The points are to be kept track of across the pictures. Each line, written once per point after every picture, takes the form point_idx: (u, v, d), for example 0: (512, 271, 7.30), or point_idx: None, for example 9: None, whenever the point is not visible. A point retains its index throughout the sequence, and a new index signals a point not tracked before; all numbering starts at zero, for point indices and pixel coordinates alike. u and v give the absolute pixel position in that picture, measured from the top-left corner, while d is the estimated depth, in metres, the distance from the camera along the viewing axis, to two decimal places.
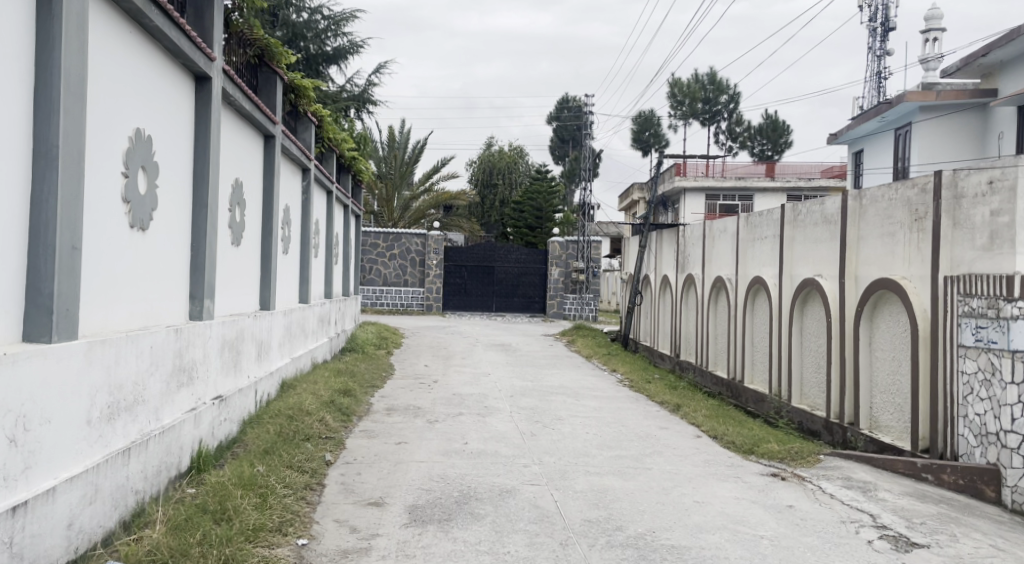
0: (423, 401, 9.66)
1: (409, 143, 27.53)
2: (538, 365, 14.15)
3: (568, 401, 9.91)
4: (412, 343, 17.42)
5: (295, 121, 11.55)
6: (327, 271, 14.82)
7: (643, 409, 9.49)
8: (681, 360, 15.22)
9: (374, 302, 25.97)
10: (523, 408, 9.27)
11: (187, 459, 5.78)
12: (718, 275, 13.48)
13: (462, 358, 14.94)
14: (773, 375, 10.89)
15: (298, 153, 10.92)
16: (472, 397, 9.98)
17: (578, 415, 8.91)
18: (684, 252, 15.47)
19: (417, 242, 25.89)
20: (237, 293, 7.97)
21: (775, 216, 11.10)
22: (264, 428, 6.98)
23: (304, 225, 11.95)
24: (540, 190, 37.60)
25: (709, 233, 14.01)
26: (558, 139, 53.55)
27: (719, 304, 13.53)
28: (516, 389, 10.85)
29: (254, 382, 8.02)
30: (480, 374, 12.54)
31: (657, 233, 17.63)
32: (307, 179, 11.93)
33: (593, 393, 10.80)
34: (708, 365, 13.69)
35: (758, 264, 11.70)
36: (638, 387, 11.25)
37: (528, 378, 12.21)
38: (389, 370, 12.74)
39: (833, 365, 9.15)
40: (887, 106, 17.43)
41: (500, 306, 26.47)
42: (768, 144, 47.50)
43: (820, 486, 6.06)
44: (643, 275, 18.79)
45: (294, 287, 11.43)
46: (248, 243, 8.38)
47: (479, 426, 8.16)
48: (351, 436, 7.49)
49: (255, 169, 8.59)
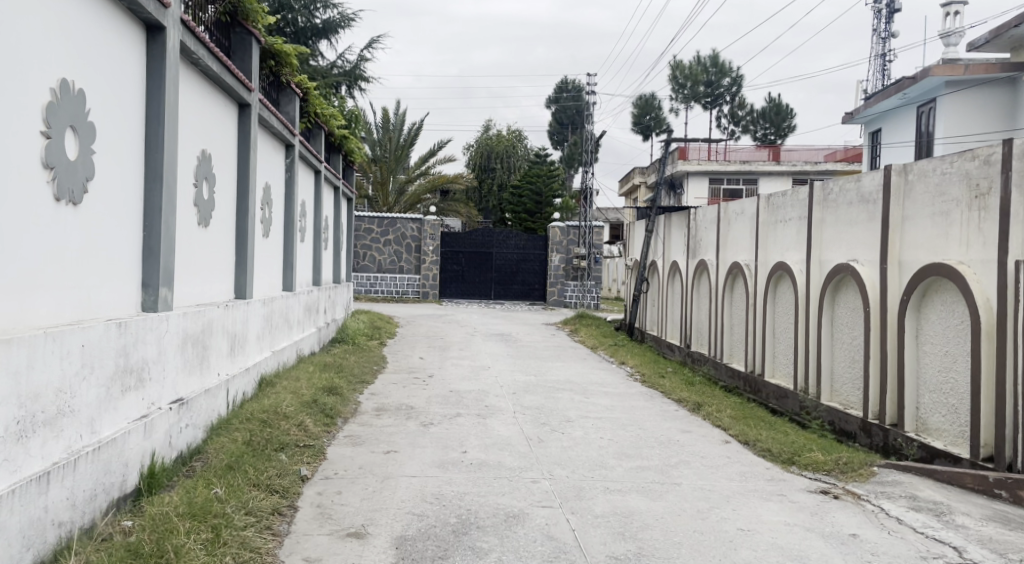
0: (417, 400, 8.72)
1: (404, 124, 26.52)
2: (541, 357, 13.22)
3: (577, 400, 8.98)
4: (406, 333, 16.47)
5: (278, 93, 10.62)
6: (315, 256, 13.86)
7: (660, 408, 8.57)
8: (692, 351, 14.33)
9: (368, 290, 25.01)
10: (528, 408, 8.34)
11: (133, 478, 4.87)
12: (733, 261, 12.57)
13: (460, 349, 13.98)
14: (800, 369, 9.98)
15: (280, 127, 9.96)
16: (471, 395, 9.04)
17: (589, 416, 7.98)
18: (696, 236, 14.56)
19: (413, 227, 24.84)
20: (205, 279, 7.04)
21: (802, 197, 10.16)
22: (232, 436, 6.05)
23: (288, 206, 11.02)
24: (540, 174, 36.61)
25: (724, 215, 13.09)
26: (557, 123, 52.52)
27: (736, 292, 12.60)
28: (519, 385, 9.93)
29: (224, 381, 7.08)
30: (479, 367, 11.60)
31: (665, 216, 16.69)
32: (291, 155, 10.99)
33: (603, 389, 9.90)
34: (723, 358, 12.76)
35: (781, 249, 10.77)
36: (651, 383, 10.31)
37: (532, 372, 11.28)
38: (381, 363, 11.81)
39: (871, 359, 8.24)
40: (909, 83, 16.45)
41: (499, 294, 25.65)
42: (771, 128, 46.50)
43: (882, 506, 5.16)
44: (649, 261, 17.88)
45: (276, 274, 10.48)
46: (218, 223, 7.44)
47: (479, 430, 7.23)
48: (333, 443, 6.55)
49: (227, 142, 7.64)
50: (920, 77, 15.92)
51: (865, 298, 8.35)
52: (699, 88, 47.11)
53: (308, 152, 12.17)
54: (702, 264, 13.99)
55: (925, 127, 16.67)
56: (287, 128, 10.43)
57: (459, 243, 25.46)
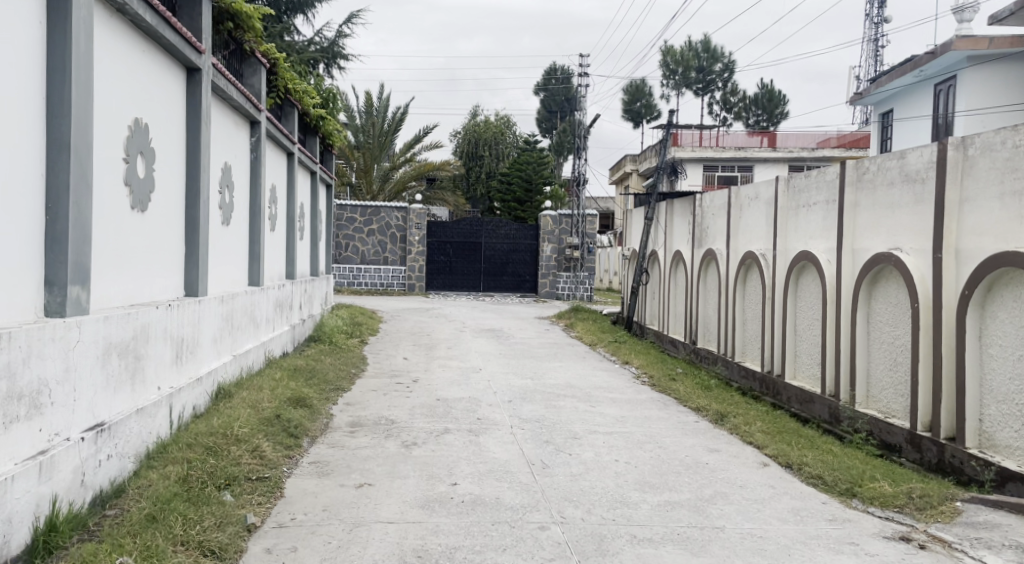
0: (399, 412, 7.61)
1: (388, 108, 25.31)
2: (537, 356, 12.10)
3: (582, 410, 7.89)
4: (390, 330, 15.32)
5: (241, 63, 9.69)
6: (288, 245, 12.71)
7: (678, 419, 7.46)
8: (698, 348, 13.26)
9: (351, 282, 23.80)
10: (527, 422, 7.23)
11: (18, 538, 3.77)
12: (746, 251, 11.47)
13: (448, 348, 12.86)
14: (829, 371, 8.87)
15: (241, 100, 8.88)
16: (460, 406, 7.92)
17: (598, 432, 6.88)
18: (703, 223, 13.49)
19: (398, 217, 23.69)
20: (138, 273, 5.95)
21: (830, 177, 9.05)
22: (165, 470, 4.87)
23: (253, 190, 9.94)
24: (529, 161, 35.45)
25: (735, 200, 11.99)
26: (545, 110, 51.35)
27: (749, 285, 11.49)
28: (515, 392, 8.82)
29: (166, 395, 5.96)
30: (470, 370, 10.49)
31: (667, 203, 15.59)
32: (256, 133, 9.90)
33: (608, 395, 8.80)
34: (735, 356, 11.66)
35: (805, 237, 9.67)
36: (662, 386, 9.22)
37: (528, 375, 10.17)
38: (360, 365, 10.67)
39: (920, 362, 7.14)
40: (928, 58, 15.38)
41: (488, 285, 24.51)
42: (765, 114, 45.44)
43: (983, 560, 4.09)
44: (649, 252, 16.81)
45: (240, 267, 9.32)
46: (157, 205, 6.37)
47: (471, 452, 6.12)
48: (294, 474, 5.41)
49: (168, 110, 6.58)
50: (941, 51, 14.84)
51: (912, 293, 7.27)
52: (691, 73, 45.82)
53: (278, 130, 11.08)
54: (710, 254, 12.87)
55: (943, 106, 15.66)
56: (250, 102, 9.36)
57: (445, 233, 24.22)
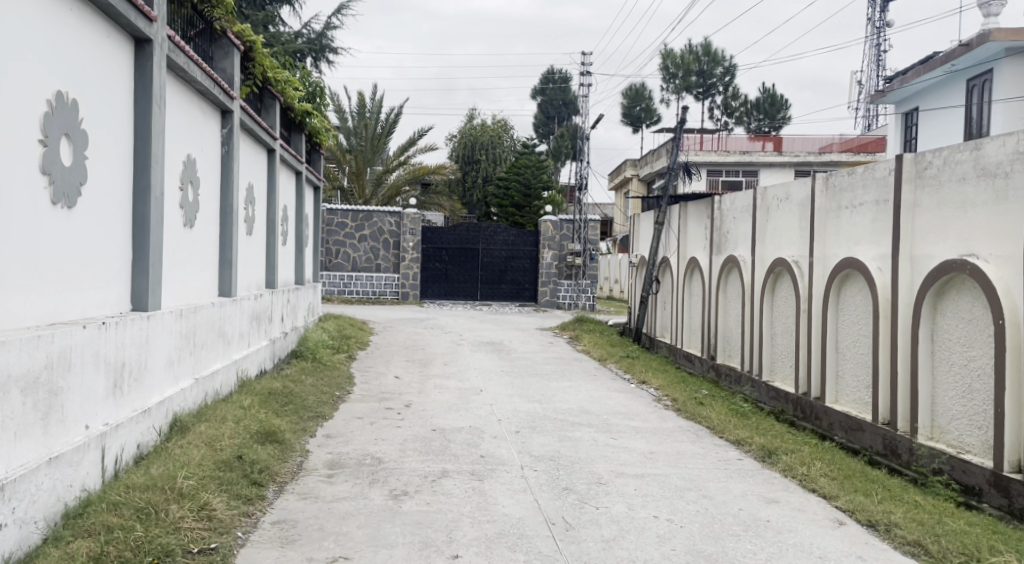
0: (388, 448, 6.45)
1: (381, 109, 24.23)
2: (542, 374, 10.95)
3: (602, 443, 6.74)
4: (381, 343, 14.14)
5: (210, 44, 8.58)
6: (269, 251, 11.58)
7: (717, 457, 6.32)
8: (717, 364, 12.10)
9: (342, 290, 22.60)
10: (540, 461, 6.10)
11: None
12: (774, 258, 10.32)
13: (445, 364, 11.71)
14: (879, 396, 7.68)
15: (208, 83, 7.75)
16: (460, 440, 6.77)
17: (626, 475, 5.75)
18: (722, 228, 12.34)
19: (391, 222, 22.57)
20: (57, 285, 4.84)
21: (880, 174, 7.91)
22: (72, 546, 3.78)
23: (224, 187, 8.82)
24: (528, 165, 34.39)
25: (760, 201, 10.83)
26: (542, 114, 50.19)
27: (778, 296, 10.32)
28: (522, 420, 7.67)
29: (96, 436, 4.86)
30: (470, 391, 9.34)
31: (680, 206, 14.46)
32: (228, 124, 8.79)
33: (629, 423, 7.65)
34: (762, 375, 10.49)
35: (846, 242, 8.54)
36: (689, 413, 8.06)
37: (535, 398, 9.01)
38: (346, 386, 9.51)
39: (1007, 392, 6.01)
40: (959, 52, 14.35)
41: (485, 294, 23.35)
42: (766, 119, 44.33)
43: None
44: (659, 259, 15.68)
45: (207, 275, 8.15)
46: (90, 199, 5.25)
47: (475, 505, 4.98)
48: (251, 542, 4.29)
49: (106, 86, 5.48)
50: (977, 43, 13.72)
51: (995, 309, 6.16)
52: (691, 77, 44.50)
53: (255, 122, 9.98)
54: (731, 261, 11.71)
55: (976, 103, 14.57)
56: (220, 88, 8.26)
57: (441, 239, 23.09)
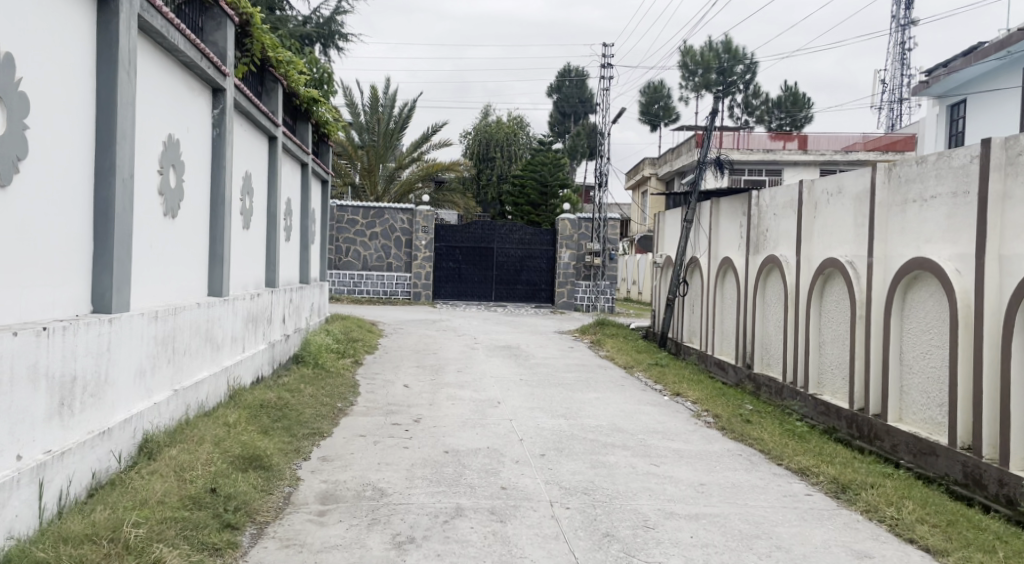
0: (393, 477, 5.50)
1: (394, 104, 23.33)
2: (566, 384, 9.99)
3: (642, 472, 5.76)
4: (390, 346, 13.21)
5: (199, 14, 7.66)
6: (269, 247, 10.67)
7: (780, 491, 5.34)
8: (754, 373, 11.09)
9: (351, 289, 21.68)
10: (572, 495, 5.14)
11: None
12: (824, 257, 9.31)
13: (458, 371, 10.76)
14: (956, 418, 6.68)
15: (194, 54, 6.82)
16: (477, 466, 5.82)
17: (677, 516, 4.78)
18: (761, 225, 11.33)
19: (403, 219, 21.68)
20: None
21: (958, 163, 6.91)
22: None
23: (214, 174, 7.89)
24: (545, 163, 33.43)
25: (806, 196, 9.82)
26: (558, 112, 49.24)
27: (828, 300, 9.30)
28: (547, 440, 6.72)
29: (30, 469, 4.02)
30: (486, 403, 8.41)
31: (712, 202, 13.45)
32: (219, 103, 7.86)
33: (670, 445, 6.69)
34: (809, 387, 9.46)
35: (916, 240, 7.51)
36: (735, 432, 7.07)
37: (558, 413, 8.04)
38: (349, 396, 8.57)
39: None
40: (1013, 39, 13.46)
41: (500, 295, 22.40)
42: (787, 118, 43.23)
43: None
44: (687, 259, 14.69)
45: (190, 272, 7.22)
46: (28, 179, 4.40)
47: (496, 559, 4.04)
48: None
49: (52, 45, 4.59)
50: None
51: None
52: (711, 75, 43.36)
53: (252, 104, 9.06)
54: (771, 261, 10.68)
55: None
56: (209, 62, 7.33)
57: (455, 237, 22.16)
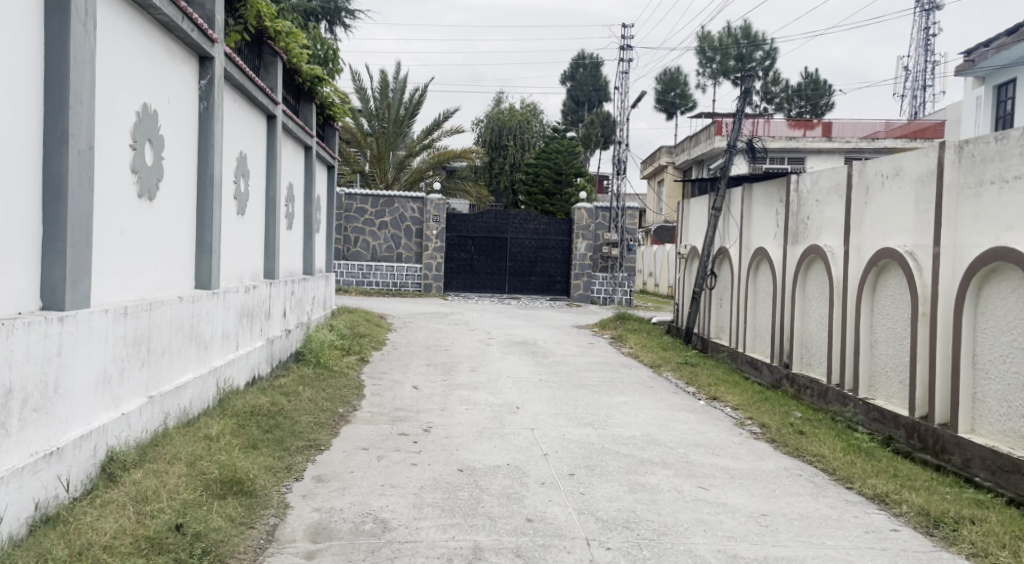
0: (398, 504, 4.66)
1: (404, 89, 22.46)
2: (589, 385, 9.12)
3: (690, 498, 4.91)
4: (399, 342, 12.37)
5: None
6: (268, 235, 9.84)
7: (860, 526, 4.48)
8: (793, 374, 10.20)
9: (359, 281, 20.84)
10: (612, 531, 4.30)
11: None
12: (878, 248, 8.42)
13: (472, 370, 9.90)
14: None
15: (174, 13, 5.98)
16: (496, 490, 4.98)
17: (741, 561, 3.94)
18: (802, 212, 10.42)
19: (414, 207, 20.85)
20: None
21: None
22: None
23: (201, 152, 7.05)
24: (559, 150, 32.46)
25: (856, 179, 8.91)
26: (572, 101, 48.16)
27: (882, 295, 8.40)
28: (576, 456, 5.87)
29: None
30: (505, 409, 7.57)
31: (743, 189, 12.54)
32: (207, 73, 7.02)
33: (717, 462, 5.84)
34: (859, 391, 8.57)
35: (996, 228, 6.61)
36: (790, 446, 6.21)
37: (585, 420, 7.18)
38: (352, 400, 7.74)
39: None
40: None
41: (514, 287, 21.55)
42: (808, 106, 42.17)
43: None
44: (714, 250, 13.78)
45: (172, 261, 6.40)
46: None
47: None
48: None
49: None
50: None
51: None
52: (729, 61, 42.26)
53: (246, 78, 8.21)
54: (814, 251, 9.77)
55: None
56: (195, 24, 6.49)
57: (467, 227, 21.27)
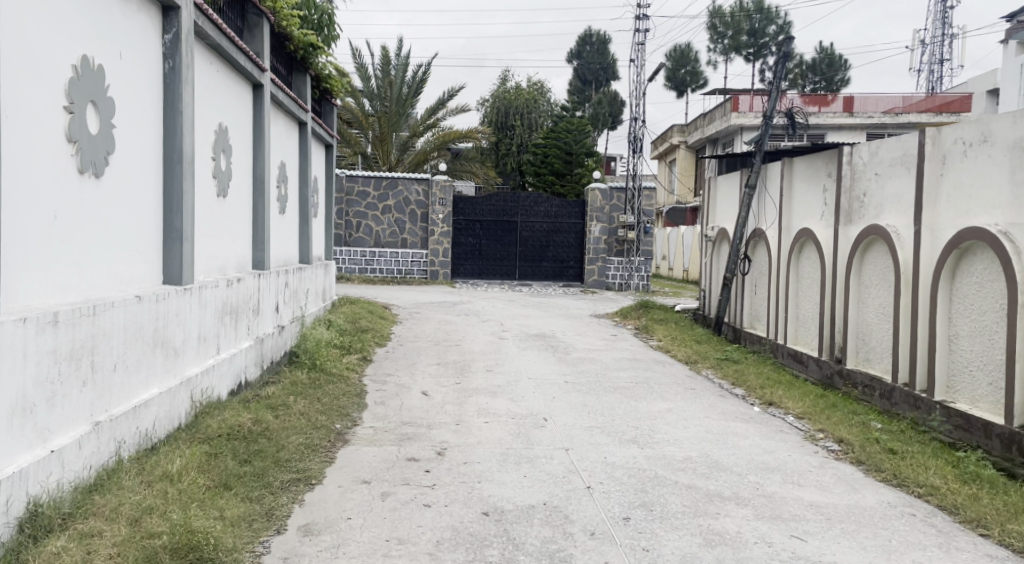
0: None
1: (407, 67, 21.15)
2: (623, 388, 7.96)
3: (785, 556, 3.81)
4: (405, 337, 11.23)
5: None
6: (256, 221, 8.69)
7: None
8: (849, 369, 9.05)
9: (363, 268, 19.69)
10: None
11: None
12: (959, 226, 7.25)
13: (488, 371, 8.77)
14: None
15: None
16: (536, 546, 3.88)
17: None
18: (857, 188, 9.24)
19: (418, 190, 19.65)
20: None
21: None
22: None
23: (167, 119, 5.88)
24: (568, 130, 31.36)
25: (929, 149, 7.74)
26: (579, 79, 46.62)
27: (963, 282, 7.23)
28: (627, 490, 4.74)
29: None
30: (532, 423, 6.42)
31: (782, 164, 11.35)
32: (173, 26, 5.85)
33: (801, 495, 4.72)
34: (936, 392, 7.39)
35: None
36: (883, 473, 5.09)
37: (628, 437, 6.04)
38: (352, 412, 6.61)
39: None
40: None
41: (524, 273, 20.40)
42: (823, 81, 40.71)
43: None
44: (748, 231, 12.60)
45: (128, 252, 5.25)
46: None
47: None
48: None
49: None
50: None
51: None
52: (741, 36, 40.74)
53: (226, 38, 7.05)
54: (875, 231, 8.61)
55: None
56: None
57: (475, 210, 20.09)
